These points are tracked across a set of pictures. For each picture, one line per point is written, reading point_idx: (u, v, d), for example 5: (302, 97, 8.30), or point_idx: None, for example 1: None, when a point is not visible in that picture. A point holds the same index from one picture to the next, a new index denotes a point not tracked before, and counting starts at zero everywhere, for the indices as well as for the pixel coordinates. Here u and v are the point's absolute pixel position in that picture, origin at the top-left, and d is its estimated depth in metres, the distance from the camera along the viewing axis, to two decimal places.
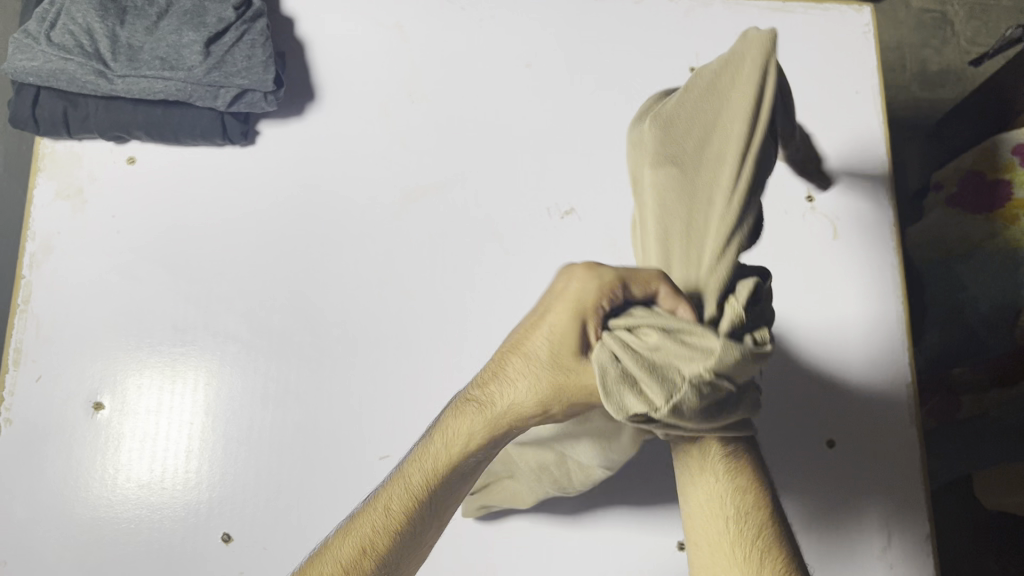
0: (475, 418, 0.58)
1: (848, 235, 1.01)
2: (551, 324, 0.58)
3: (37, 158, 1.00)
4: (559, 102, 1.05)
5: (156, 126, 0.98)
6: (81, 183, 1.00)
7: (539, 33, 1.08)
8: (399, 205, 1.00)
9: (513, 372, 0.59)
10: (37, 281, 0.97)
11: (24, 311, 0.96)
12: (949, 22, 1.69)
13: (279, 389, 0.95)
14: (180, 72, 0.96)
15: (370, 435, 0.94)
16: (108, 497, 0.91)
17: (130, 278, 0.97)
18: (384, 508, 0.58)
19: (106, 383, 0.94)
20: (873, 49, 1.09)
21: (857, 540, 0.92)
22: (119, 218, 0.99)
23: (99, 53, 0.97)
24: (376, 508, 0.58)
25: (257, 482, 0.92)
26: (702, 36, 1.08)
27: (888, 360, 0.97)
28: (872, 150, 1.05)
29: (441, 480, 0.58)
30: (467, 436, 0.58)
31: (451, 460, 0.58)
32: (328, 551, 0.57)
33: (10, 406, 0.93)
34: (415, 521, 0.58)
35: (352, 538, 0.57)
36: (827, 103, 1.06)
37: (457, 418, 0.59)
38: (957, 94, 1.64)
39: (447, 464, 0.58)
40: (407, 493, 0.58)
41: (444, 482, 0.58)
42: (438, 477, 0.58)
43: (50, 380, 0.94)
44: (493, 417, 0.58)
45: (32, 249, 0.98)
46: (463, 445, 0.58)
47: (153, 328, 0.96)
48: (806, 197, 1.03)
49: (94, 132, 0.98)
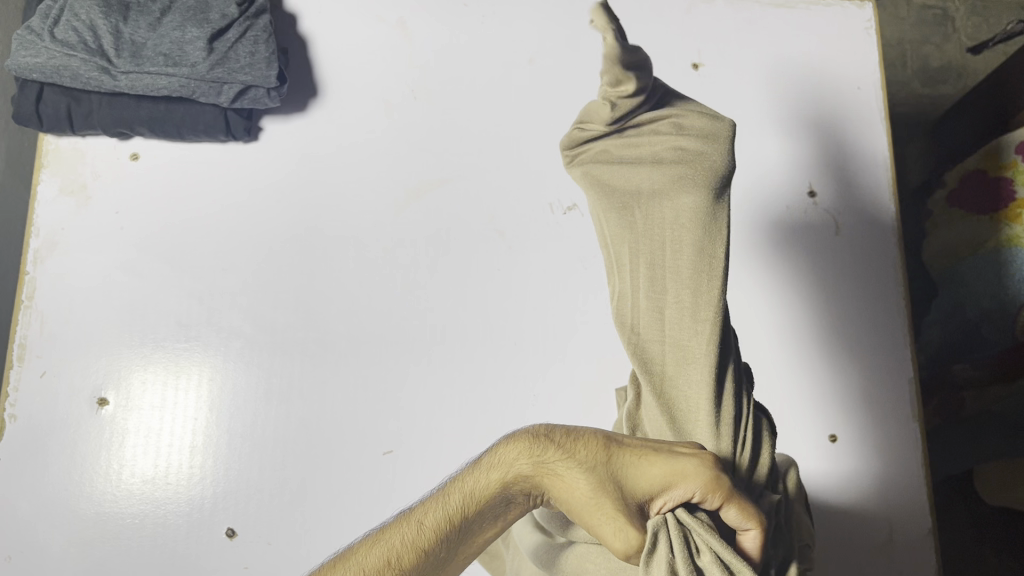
0: (525, 458, 0.50)
1: (850, 230, 1.02)
2: (647, 462, 0.52)
3: (41, 154, 1.00)
4: (561, 98, 1.06)
5: (159, 122, 0.98)
6: (85, 179, 1.00)
7: (541, 30, 1.08)
8: (402, 201, 1.01)
9: (581, 453, 0.51)
10: (41, 277, 0.97)
11: (28, 306, 0.96)
12: (950, 18, 1.69)
13: (282, 385, 0.95)
14: (184, 68, 0.96)
15: (374, 430, 0.94)
16: (112, 492, 0.92)
17: (133, 274, 0.97)
18: (417, 529, 0.46)
19: (111, 379, 0.95)
20: (875, 45, 1.09)
21: (860, 535, 0.93)
22: (123, 215, 0.99)
23: (102, 49, 0.97)
24: (407, 522, 0.47)
25: (261, 477, 0.92)
26: (704, 33, 1.09)
27: (890, 355, 0.98)
28: (873, 146, 1.05)
29: (465, 520, 0.48)
30: (520, 475, 0.50)
31: (498, 495, 0.49)
32: (350, 558, 0.45)
33: (15, 402, 0.93)
34: (441, 558, 0.47)
35: (381, 548, 0.45)
36: (828, 98, 1.07)
37: (509, 455, 0.50)
38: (958, 90, 1.64)
39: (485, 505, 0.49)
40: (444, 513, 0.47)
41: (466, 524, 0.48)
42: (480, 514, 0.49)
43: (54, 376, 0.94)
44: (547, 469, 0.50)
45: (37, 245, 0.98)
46: (505, 478, 0.49)
47: (156, 324, 0.96)
48: (807, 190, 1.03)
49: (97, 128, 0.98)
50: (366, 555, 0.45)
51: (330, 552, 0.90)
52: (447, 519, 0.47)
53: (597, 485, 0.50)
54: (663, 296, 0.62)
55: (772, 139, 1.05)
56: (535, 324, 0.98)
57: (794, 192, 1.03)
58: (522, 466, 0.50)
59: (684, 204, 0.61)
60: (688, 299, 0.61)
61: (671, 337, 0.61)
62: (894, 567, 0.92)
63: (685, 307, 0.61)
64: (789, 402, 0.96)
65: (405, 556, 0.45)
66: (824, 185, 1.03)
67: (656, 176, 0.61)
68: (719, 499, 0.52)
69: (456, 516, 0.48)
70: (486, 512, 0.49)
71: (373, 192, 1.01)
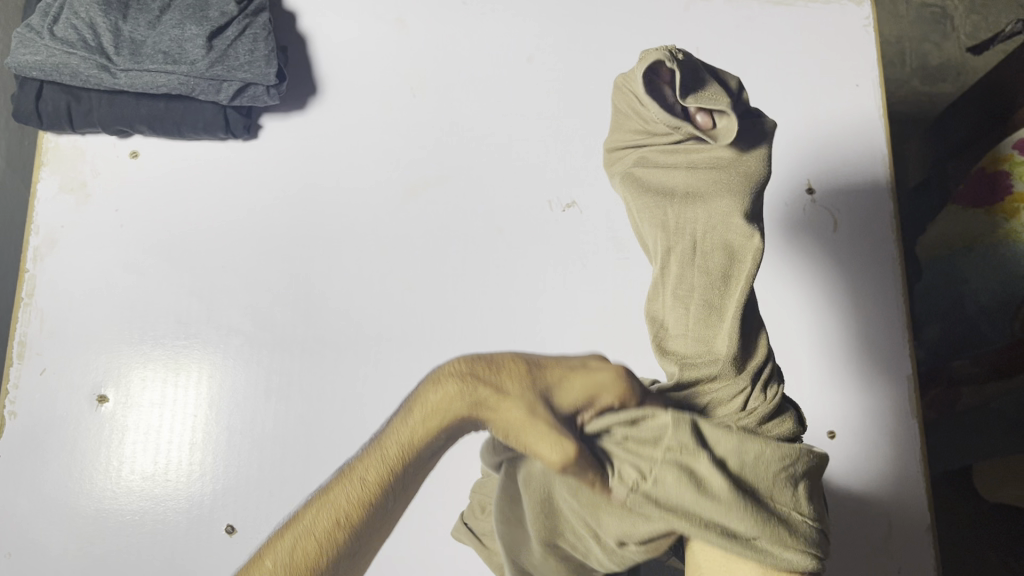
0: (456, 394, 0.51)
1: (848, 227, 1.02)
2: (567, 380, 0.54)
3: (41, 152, 1.01)
4: (559, 96, 1.06)
5: (158, 120, 0.98)
6: (84, 177, 1.00)
7: (540, 27, 1.08)
8: (401, 199, 1.01)
9: (509, 386, 0.52)
10: (41, 275, 0.97)
11: (28, 304, 0.97)
12: (949, 16, 1.69)
13: (282, 381, 0.95)
14: (183, 66, 0.96)
15: (372, 426, 0.94)
16: (112, 489, 0.92)
17: (133, 271, 0.98)
18: (357, 485, 0.46)
19: (110, 376, 0.95)
20: (874, 42, 1.09)
21: (858, 531, 0.93)
22: (122, 213, 0.99)
23: (102, 47, 0.97)
24: (348, 481, 0.47)
25: (260, 474, 0.92)
26: (701, 30, 1.09)
27: (888, 352, 0.98)
28: (872, 142, 1.05)
29: (404, 466, 0.48)
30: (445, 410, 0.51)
31: (432, 437, 0.50)
32: (262, 561, 0.44)
33: (14, 400, 0.94)
34: (387, 523, 0.47)
35: (329, 508, 0.45)
36: (827, 95, 1.07)
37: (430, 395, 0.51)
38: (958, 88, 1.64)
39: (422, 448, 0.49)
40: (384, 463, 0.48)
41: (405, 472, 0.48)
42: (424, 449, 0.49)
43: (54, 373, 0.95)
44: (480, 405, 0.51)
45: (37, 243, 0.98)
46: (443, 419, 0.50)
47: (156, 322, 0.96)
48: (805, 187, 1.03)
49: (97, 126, 0.98)
50: (313, 520, 0.45)
51: None
52: (387, 469, 0.47)
53: (530, 408, 0.51)
54: (690, 289, 0.63)
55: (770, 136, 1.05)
56: (534, 322, 0.98)
57: (792, 189, 1.03)
58: (451, 402, 0.51)
59: (720, 206, 0.64)
60: (717, 290, 0.63)
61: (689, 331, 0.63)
62: (892, 562, 0.92)
63: (714, 303, 0.63)
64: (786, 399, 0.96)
65: (349, 511, 0.45)
66: (823, 182, 1.03)
67: (696, 172, 0.65)
68: (635, 404, 0.55)
69: (394, 467, 0.48)
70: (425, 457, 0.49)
71: (373, 190, 1.01)
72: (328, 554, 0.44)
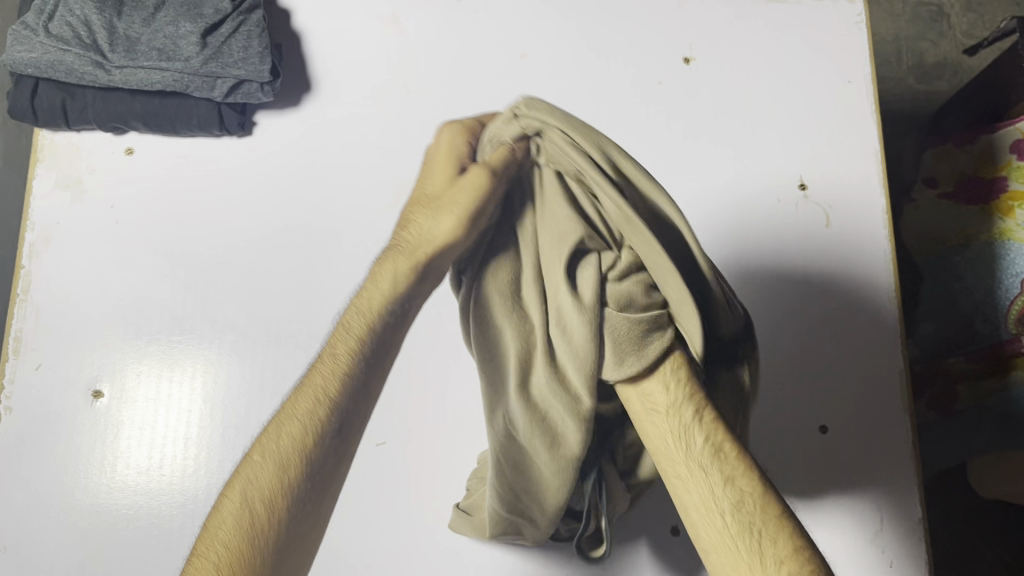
0: (396, 261, 0.78)
1: (840, 224, 1.02)
2: (456, 182, 0.80)
3: (37, 149, 1.01)
4: (553, 93, 1.06)
5: (153, 116, 0.98)
6: (80, 173, 1.01)
7: (534, 25, 1.09)
8: (394, 195, 1.00)
9: (415, 215, 0.81)
10: (36, 271, 0.98)
11: (24, 300, 0.97)
12: (945, 14, 1.70)
13: (276, 377, 0.95)
14: (177, 63, 0.97)
15: None
16: (107, 484, 0.92)
17: (128, 267, 0.98)
18: (327, 366, 0.71)
19: (106, 371, 0.95)
20: (866, 40, 1.10)
21: (852, 526, 0.93)
22: (117, 209, 1.00)
23: (96, 44, 0.98)
24: (309, 386, 0.70)
25: None
26: (694, 27, 1.09)
27: (878, 347, 0.98)
28: (864, 139, 1.06)
29: (363, 338, 0.73)
30: (376, 298, 0.77)
31: (384, 302, 0.77)
32: (275, 431, 0.68)
33: (10, 395, 0.94)
34: (358, 384, 0.71)
35: (303, 397, 0.69)
36: (819, 92, 1.07)
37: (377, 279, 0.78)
38: (953, 86, 1.64)
39: (365, 330, 0.74)
40: (335, 356, 0.72)
41: (364, 345, 0.73)
42: (369, 336, 0.74)
43: (50, 368, 0.95)
44: (418, 247, 0.77)
45: (32, 240, 0.99)
46: (387, 286, 0.77)
47: (152, 317, 0.97)
48: (799, 184, 1.04)
49: (92, 123, 0.99)
50: (294, 409, 0.68)
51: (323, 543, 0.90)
52: (345, 350, 0.73)
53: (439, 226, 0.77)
54: (569, 322, 0.73)
55: (762, 133, 1.05)
56: None
57: (786, 184, 1.03)
58: (383, 296, 0.77)
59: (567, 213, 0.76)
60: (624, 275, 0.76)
61: (566, 357, 0.74)
62: (884, 554, 0.92)
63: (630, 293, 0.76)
64: (780, 392, 0.96)
65: (321, 387, 0.69)
66: (817, 178, 1.04)
67: (573, 214, 0.76)
68: (514, 156, 0.80)
69: (348, 350, 0.72)
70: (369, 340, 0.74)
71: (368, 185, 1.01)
72: (315, 413, 0.68)
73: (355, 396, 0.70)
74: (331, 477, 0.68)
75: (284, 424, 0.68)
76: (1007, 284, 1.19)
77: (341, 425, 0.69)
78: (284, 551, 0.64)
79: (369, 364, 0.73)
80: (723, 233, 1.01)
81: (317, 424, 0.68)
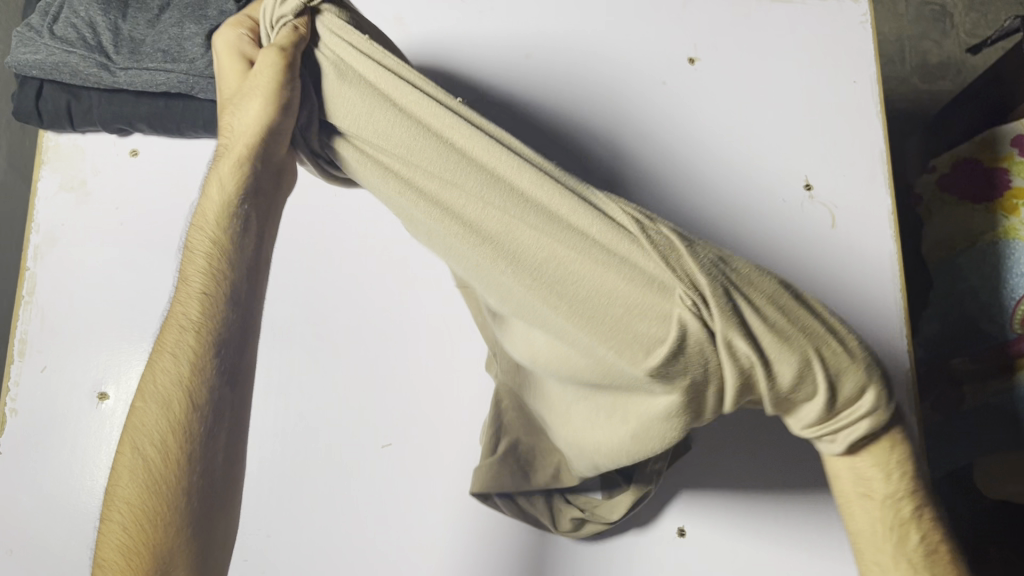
0: (223, 169, 0.65)
1: (847, 223, 1.02)
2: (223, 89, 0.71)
3: (41, 151, 1.01)
4: (557, 94, 1.06)
5: (158, 118, 0.98)
6: (84, 175, 1.01)
7: (537, 26, 1.09)
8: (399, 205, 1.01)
9: (227, 114, 0.67)
10: (41, 272, 0.98)
11: (28, 302, 0.97)
12: (949, 14, 1.70)
13: (281, 378, 0.96)
14: (181, 65, 0.94)
15: (374, 425, 0.95)
16: None
17: (132, 269, 0.98)
18: (187, 288, 0.63)
19: (110, 373, 0.95)
20: (871, 39, 1.09)
21: None
22: (122, 211, 1.00)
23: (101, 46, 0.97)
24: (173, 319, 0.62)
25: (259, 471, 0.93)
26: (699, 27, 1.09)
27: (884, 345, 0.97)
28: (869, 139, 1.05)
29: (221, 250, 0.63)
30: (216, 224, 0.64)
31: (230, 212, 0.64)
32: (153, 376, 0.61)
33: (16, 397, 0.94)
34: (236, 305, 0.63)
35: (172, 327, 0.62)
36: (823, 92, 1.07)
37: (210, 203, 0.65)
38: (957, 86, 1.64)
39: (218, 248, 0.63)
40: (194, 269, 0.63)
41: (223, 258, 0.63)
42: (227, 253, 0.64)
43: (55, 370, 0.95)
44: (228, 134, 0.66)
45: (37, 242, 0.99)
46: (222, 197, 0.65)
47: (156, 319, 0.96)
48: (804, 184, 1.03)
49: (96, 124, 0.99)
50: (165, 345, 0.62)
51: (329, 547, 0.91)
52: (208, 266, 0.63)
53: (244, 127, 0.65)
54: (554, 270, 0.58)
55: (767, 134, 1.05)
56: None
57: (791, 184, 1.03)
58: (222, 231, 0.64)
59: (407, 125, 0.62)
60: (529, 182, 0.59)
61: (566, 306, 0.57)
62: None
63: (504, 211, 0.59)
64: None
65: (190, 314, 0.62)
66: (822, 177, 1.04)
67: (458, 122, 0.61)
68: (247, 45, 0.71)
69: (212, 265, 0.63)
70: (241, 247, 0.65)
71: None
72: (195, 347, 0.61)
73: (233, 316, 0.63)
74: (227, 411, 0.62)
75: (159, 375, 0.61)
76: (1013, 283, 1.17)
77: (222, 350, 0.62)
78: (208, 512, 0.59)
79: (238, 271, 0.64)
80: (725, 235, 1.02)
81: (190, 350, 0.61)
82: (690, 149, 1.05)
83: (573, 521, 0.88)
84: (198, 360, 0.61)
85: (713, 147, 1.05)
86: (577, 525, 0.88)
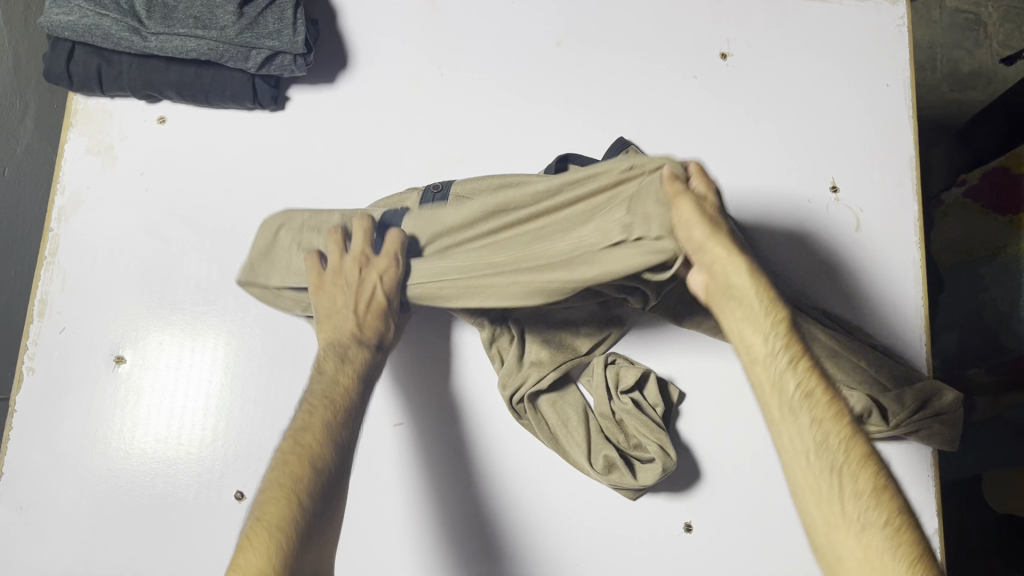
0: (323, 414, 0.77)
1: (870, 228, 1.02)
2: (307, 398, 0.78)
3: (70, 113, 1.01)
4: (589, 82, 1.06)
5: (187, 86, 0.98)
6: (112, 140, 1.01)
7: (571, 13, 1.08)
8: (427, 177, 1.02)
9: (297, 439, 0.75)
10: (64, 235, 0.98)
11: (51, 263, 0.97)
12: (983, 23, 1.67)
13: (297, 351, 0.95)
14: (213, 32, 0.94)
15: (388, 403, 0.96)
16: (125, 449, 0.93)
17: (155, 236, 0.98)
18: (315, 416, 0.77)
19: (128, 337, 0.96)
20: (907, 42, 1.07)
21: None
22: (147, 177, 1.00)
23: (134, 11, 0.95)
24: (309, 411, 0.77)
25: (271, 443, 0.93)
26: (734, 22, 1.08)
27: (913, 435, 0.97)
28: (899, 144, 1.04)
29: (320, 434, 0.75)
30: (353, 369, 0.82)
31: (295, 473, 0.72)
32: (257, 503, 0.70)
33: (33, 355, 0.95)
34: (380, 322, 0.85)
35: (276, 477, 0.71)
36: (855, 95, 1.06)
37: (324, 361, 0.82)
38: (988, 96, 1.62)
39: (338, 401, 0.78)
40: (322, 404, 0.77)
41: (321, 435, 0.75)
42: (357, 379, 0.81)
43: (73, 332, 0.95)
44: (299, 448, 0.74)
45: (61, 204, 0.99)
46: (323, 420, 0.76)
47: (176, 287, 0.97)
48: (830, 186, 1.03)
49: (125, 89, 0.99)
50: (282, 465, 0.72)
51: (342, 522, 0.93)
52: (338, 388, 0.80)
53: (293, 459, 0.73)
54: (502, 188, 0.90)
55: (796, 134, 1.05)
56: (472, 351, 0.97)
57: (819, 187, 1.03)
58: (286, 493, 0.70)
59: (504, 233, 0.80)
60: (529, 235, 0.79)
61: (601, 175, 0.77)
62: None
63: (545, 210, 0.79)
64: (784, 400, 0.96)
65: (307, 459, 0.73)
66: (847, 180, 1.03)
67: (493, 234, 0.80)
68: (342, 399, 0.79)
69: (301, 462, 0.73)
70: (296, 424, 0.76)
71: (396, 169, 1.02)
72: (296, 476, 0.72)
73: (325, 473, 0.73)
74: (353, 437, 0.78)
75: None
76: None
77: (329, 498, 0.73)
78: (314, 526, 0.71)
79: (371, 374, 0.84)
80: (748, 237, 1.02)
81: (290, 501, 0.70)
82: (716, 149, 1.05)
83: (606, 461, 0.90)
84: (307, 515, 0.70)
85: (740, 146, 1.05)
86: (608, 468, 0.91)
